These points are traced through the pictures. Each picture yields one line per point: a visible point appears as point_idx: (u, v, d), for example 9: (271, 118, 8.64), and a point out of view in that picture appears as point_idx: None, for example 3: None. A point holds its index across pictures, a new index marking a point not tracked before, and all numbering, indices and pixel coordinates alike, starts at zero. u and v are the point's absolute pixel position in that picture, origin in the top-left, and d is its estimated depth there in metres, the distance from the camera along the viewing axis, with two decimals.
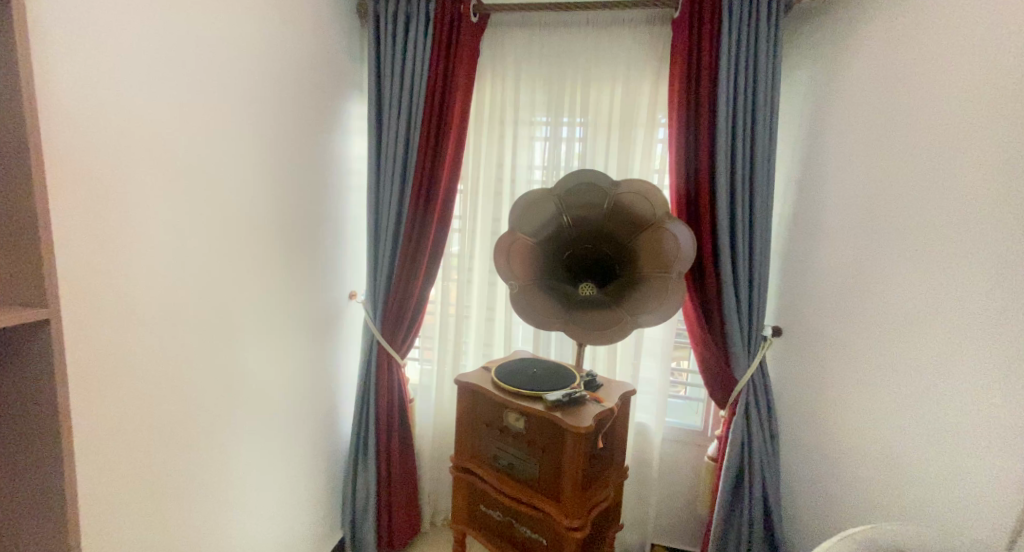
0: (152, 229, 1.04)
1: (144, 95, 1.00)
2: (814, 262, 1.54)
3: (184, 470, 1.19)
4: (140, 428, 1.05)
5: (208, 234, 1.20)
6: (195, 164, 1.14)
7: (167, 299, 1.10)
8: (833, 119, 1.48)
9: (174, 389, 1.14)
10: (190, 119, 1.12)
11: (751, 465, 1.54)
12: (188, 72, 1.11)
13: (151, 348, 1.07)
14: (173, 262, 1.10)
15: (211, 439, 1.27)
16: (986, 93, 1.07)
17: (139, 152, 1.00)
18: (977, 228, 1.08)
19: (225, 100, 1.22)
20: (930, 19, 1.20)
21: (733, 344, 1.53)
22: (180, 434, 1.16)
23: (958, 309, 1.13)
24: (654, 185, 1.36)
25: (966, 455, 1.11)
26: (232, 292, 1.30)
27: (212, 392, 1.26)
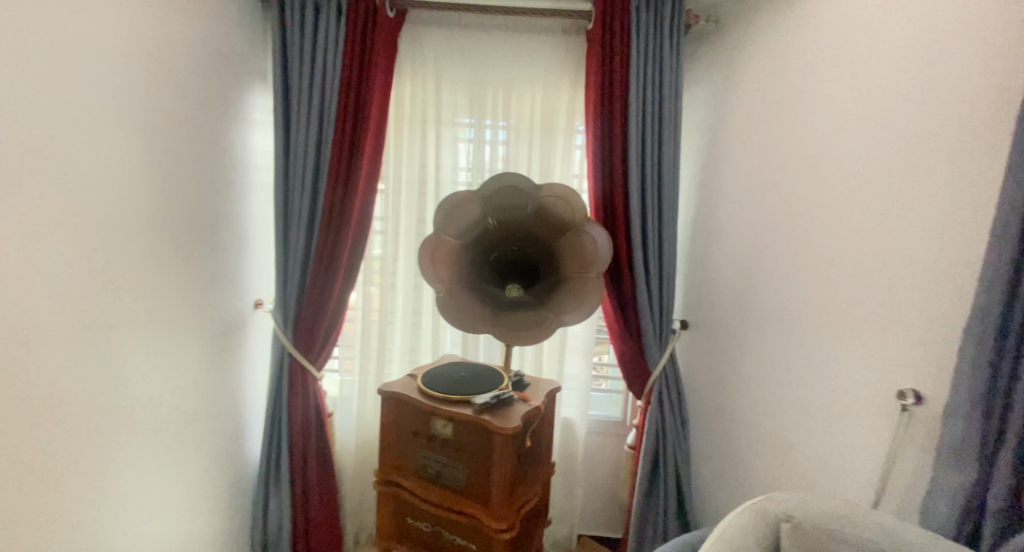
0: (22, 232, 0.87)
1: (12, 70, 0.83)
2: (715, 262, 1.71)
3: (63, 518, 1.00)
4: (9, 471, 0.87)
5: (91, 237, 1.03)
6: (73, 155, 0.97)
7: (41, 314, 0.92)
8: (727, 133, 1.65)
9: (52, 420, 0.96)
10: (67, 103, 0.95)
11: (666, 449, 1.66)
12: (65, 47, 0.94)
13: (24, 373, 0.89)
14: (48, 271, 0.93)
15: (96, 476, 1.08)
16: (851, 117, 1.27)
17: (7, 138, 0.83)
18: (846, 231, 1.28)
19: (110, 82, 1.06)
20: (805, 50, 1.40)
21: (647, 338, 1.63)
22: (57, 474, 0.98)
23: (832, 300, 1.32)
24: (574, 189, 1.41)
25: (845, 423, 1.30)
26: (119, 303, 1.12)
27: (97, 421, 1.08)
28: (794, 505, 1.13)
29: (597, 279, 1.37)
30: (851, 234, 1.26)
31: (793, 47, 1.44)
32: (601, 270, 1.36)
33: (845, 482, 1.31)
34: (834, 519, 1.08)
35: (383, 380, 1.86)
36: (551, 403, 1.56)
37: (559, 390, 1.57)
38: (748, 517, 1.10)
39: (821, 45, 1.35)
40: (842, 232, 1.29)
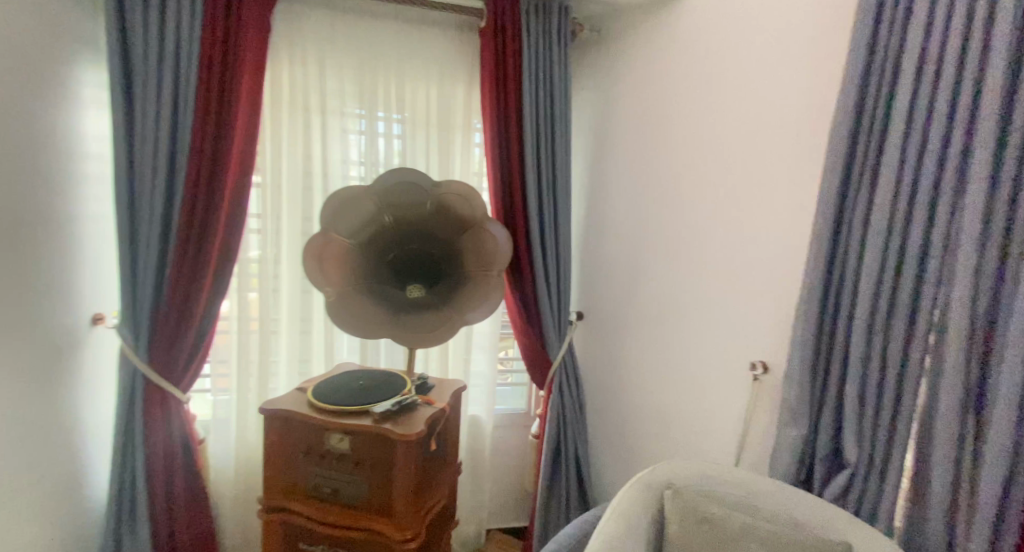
0: None
1: None
2: (604, 256, 1.84)
3: None
4: None
5: None
6: None
7: None
8: (611, 137, 1.78)
9: None
10: None
11: (566, 436, 1.75)
12: None
13: None
14: None
15: None
16: (715, 130, 1.46)
17: None
18: (715, 227, 1.47)
19: None
20: (676, 68, 1.58)
21: (547, 331, 1.69)
22: None
23: (704, 288, 1.51)
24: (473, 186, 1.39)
25: (716, 395, 1.50)
26: None
27: None
28: (676, 473, 1.27)
29: (498, 275, 1.37)
30: (719, 229, 1.46)
31: (668, 62, 1.60)
32: (501, 267, 1.36)
33: (716, 446, 1.50)
34: (708, 479, 1.23)
35: (267, 396, 1.67)
36: (456, 403, 1.54)
37: (464, 389, 1.55)
38: (639, 490, 1.21)
39: (689, 65, 1.54)
40: (712, 228, 1.48)
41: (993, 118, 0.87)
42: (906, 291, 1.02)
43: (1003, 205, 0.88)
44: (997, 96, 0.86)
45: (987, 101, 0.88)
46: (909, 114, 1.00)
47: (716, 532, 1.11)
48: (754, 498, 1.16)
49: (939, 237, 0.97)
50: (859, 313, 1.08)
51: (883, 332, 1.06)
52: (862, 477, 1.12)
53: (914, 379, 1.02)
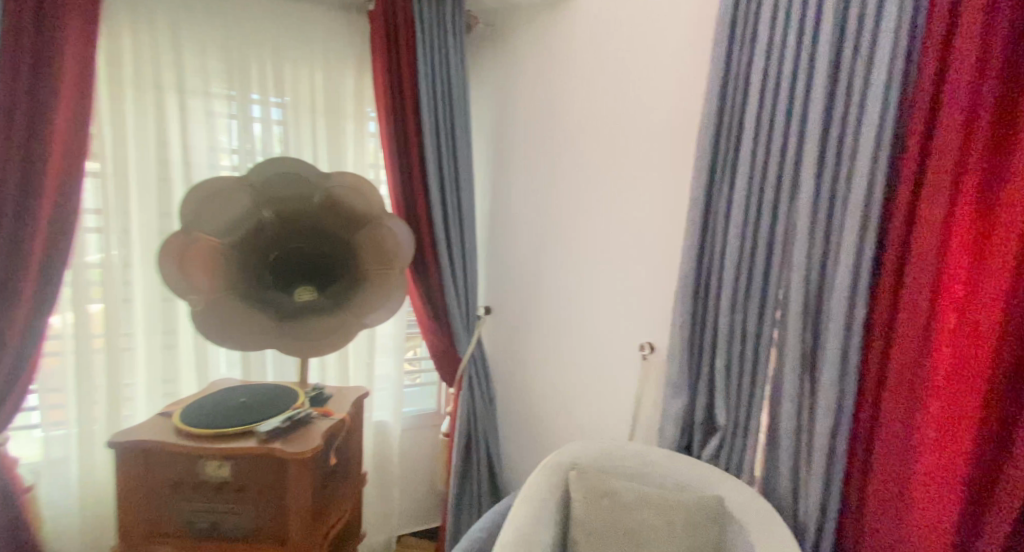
0: None
1: None
2: (506, 250, 1.86)
3: None
4: None
5: None
6: None
7: None
8: (511, 132, 1.80)
9: None
10: None
11: (476, 431, 1.74)
12: None
13: None
14: None
15: None
16: (606, 130, 1.55)
17: None
18: (608, 222, 1.57)
19: None
20: (567, 67, 1.64)
21: (455, 328, 1.66)
22: None
23: (599, 279, 1.61)
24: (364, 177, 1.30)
25: (613, 378, 1.61)
26: None
27: None
28: (582, 455, 1.33)
29: (400, 273, 1.30)
30: (612, 223, 1.56)
31: (562, 60, 1.65)
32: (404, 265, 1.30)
33: (615, 424, 1.62)
34: (605, 457, 1.32)
35: (121, 425, 1.40)
36: (358, 410, 1.44)
37: (366, 396, 1.46)
38: (543, 476, 1.25)
39: (580, 65, 1.61)
40: (607, 223, 1.57)
41: (816, 131, 1.06)
42: (759, 274, 1.19)
43: (825, 201, 1.07)
44: (819, 113, 1.05)
45: (814, 114, 1.05)
46: (757, 121, 1.15)
47: (613, 507, 1.18)
48: (650, 469, 1.27)
49: (783, 228, 1.14)
50: (724, 295, 1.22)
51: (743, 310, 1.22)
52: (732, 438, 1.29)
53: (767, 350, 1.20)
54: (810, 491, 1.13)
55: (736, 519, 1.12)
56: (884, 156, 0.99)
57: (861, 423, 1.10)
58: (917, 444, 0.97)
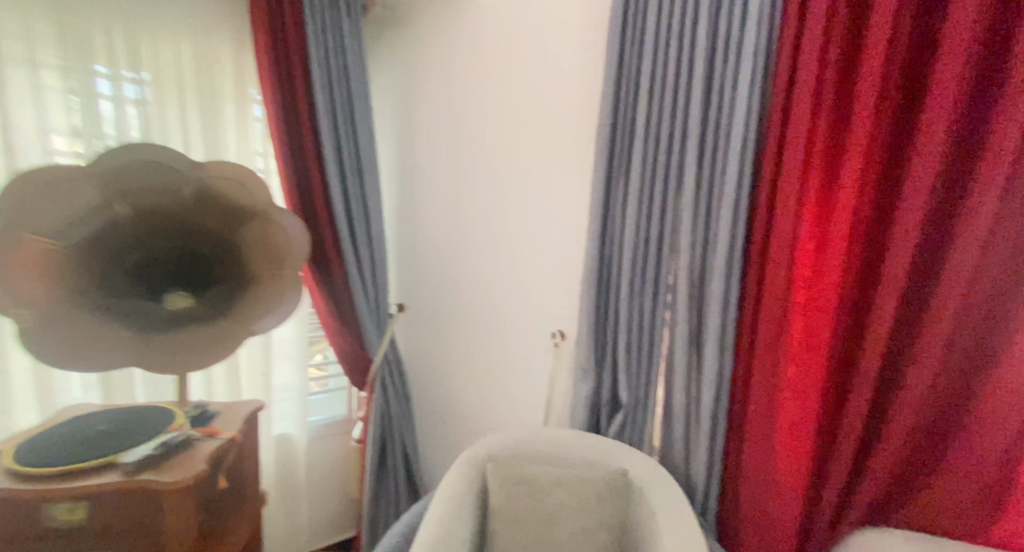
0: None
1: None
2: (417, 244, 1.81)
3: None
4: None
5: None
6: None
7: None
8: (417, 122, 1.74)
9: None
10: None
11: (392, 432, 1.68)
12: None
13: None
14: None
15: None
16: (510, 122, 1.55)
17: None
18: (516, 214, 1.57)
19: None
20: (468, 57, 1.61)
21: (365, 328, 1.56)
22: None
23: (509, 271, 1.62)
24: (248, 168, 1.17)
25: (525, 366, 1.65)
26: None
27: None
28: (497, 448, 1.33)
29: (294, 272, 1.17)
30: (520, 215, 1.57)
31: (463, 49, 1.62)
32: (299, 262, 1.16)
33: (529, 412, 1.66)
34: (519, 445, 1.34)
35: None
36: (252, 421, 1.31)
37: (262, 405, 1.33)
38: (459, 471, 1.24)
39: (481, 55, 1.58)
40: (514, 216, 1.58)
41: (696, 128, 1.15)
42: (653, 261, 1.27)
43: (705, 193, 1.18)
44: (698, 112, 1.14)
45: (694, 112, 1.14)
46: (647, 116, 1.22)
47: (528, 493, 1.21)
48: (563, 453, 1.32)
49: (671, 217, 1.23)
50: (623, 281, 1.30)
51: (641, 295, 1.31)
52: (636, 415, 1.38)
53: (660, 331, 1.29)
54: (700, 454, 1.26)
55: (639, 488, 1.20)
56: (750, 152, 1.11)
57: (739, 391, 1.23)
58: (778, 403, 1.13)
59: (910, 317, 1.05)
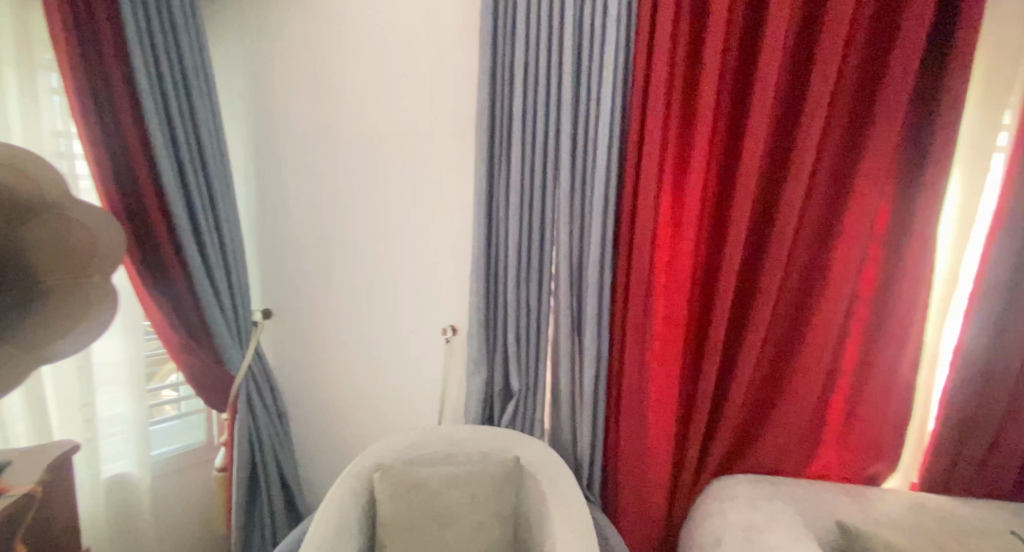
0: None
1: None
2: (286, 242, 1.61)
3: None
4: None
5: None
6: None
7: None
8: (273, 105, 1.53)
9: None
10: None
11: (264, 455, 1.53)
12: None
13: None
14: None
15: None
16: (381, 109, 1.44)
17: None
18: (396, 208, 1.49)
19: None
20: (330, 33, 1.44)
21: (221, 342, 1.37)
22: None
23: (388, 269, 1.54)
24: (31, 154, 0.92)
25: (411, 366, 1.59)
26: None
27: None
28: (383, 456, 1.26)
29: (107, 282, 1.03)
30: (398, 210, 1.49)
31: (323, 25, 1.45)
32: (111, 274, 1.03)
33: (417, 410, 1.62)
34: (413, 448, 1.29)
35: None
36: (65, 467, 1.06)
37: (71, 452, 1.08)
38: (345, 484, 1.16)
39: (346, 32, 1.43)
40: (395, 210, 1.49)
41: (568, 122, 1.18)
42: (536, 253, 1.30)
43: (579, 186, 1.23)
44: (569, 107, 1.18)
45: (566, 108, 1.18)
46: (523, 110, 1.23)
47: (420, 497, 1.16)
48: (451, 451, 1.30)
49: (550, 210, 1.26)
50: (510, 275, 1.30)
51: (526, 286, 1.33)
52: (523, 405, 1.41)
53: (546, 320, 1.33)
54: (584, 432, 1.34)
55: (531, 475, 1.22)
56: (615, 148, 1.18)
57: (615, 371, 1.32)
58: (648, 377, 1.25)
59: (745, 293, 1.23)
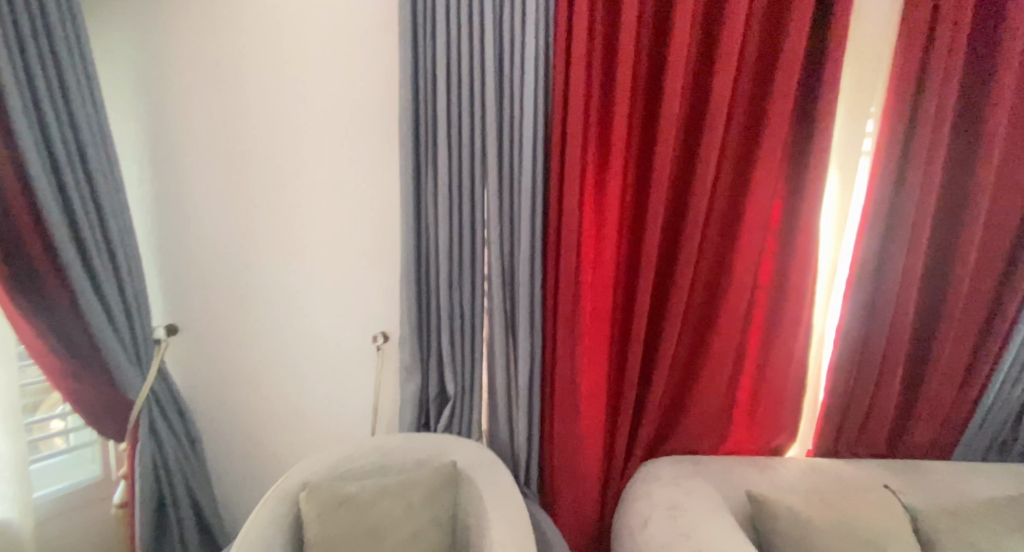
0: None
1: None
2: (191, 252, 1.47)
3: None
4: None
5: None
6: None
7: None
8: (166, 99, 1.37)
9: None
10: None
11: (171, 483, 1.41)
12: None
13: None
14: None
15: None
16: (294, 108, 1.36)
17: None
18: (317, 212, 1.42)
19: None
20: (230, 23, 1.32)
21: (115, 365, 1.23)
22: None
23: (310, 276, 1.47)
24: None
25: (338, 375, 1.54)
26: None
27: None
28: (310, 474, 1.20)
29: None
30: (319, 214, 1.42)
31: (221, 14, 1.32)
32: None
33: (347, 420, 1.57)
34: (343, 462, 1.24)
35: None
36: None
37: None
38: (268, 507, 1.09)
39: (249, 23, 1.32)
40: (316, 215, 1.42)
41: (492, 122, 1.18)
42: (467, 255, 1.28)
43: (506, 186, 1.23)
44: (493, 108, 1.17)
45: (490, 109, 1.17)
46: (448, 110, 1.20)
47: (352, 512, 1.10)
48: (384, 461, 1.26)
49: (479, 212, 1.26)
50: (441, 278, 1.28)
51: (458, 289, 1.31)
52: (458, 408, 1.40)
53: (480, 322, 1.33)
54: (520, 429, 1.36)
55: (467, 479, 1.22)
56: (539, 149, 1.20)
57: (547, 367, 1.35)
58: (578, 372, 1.30)
59: (663, 284, 1.31)
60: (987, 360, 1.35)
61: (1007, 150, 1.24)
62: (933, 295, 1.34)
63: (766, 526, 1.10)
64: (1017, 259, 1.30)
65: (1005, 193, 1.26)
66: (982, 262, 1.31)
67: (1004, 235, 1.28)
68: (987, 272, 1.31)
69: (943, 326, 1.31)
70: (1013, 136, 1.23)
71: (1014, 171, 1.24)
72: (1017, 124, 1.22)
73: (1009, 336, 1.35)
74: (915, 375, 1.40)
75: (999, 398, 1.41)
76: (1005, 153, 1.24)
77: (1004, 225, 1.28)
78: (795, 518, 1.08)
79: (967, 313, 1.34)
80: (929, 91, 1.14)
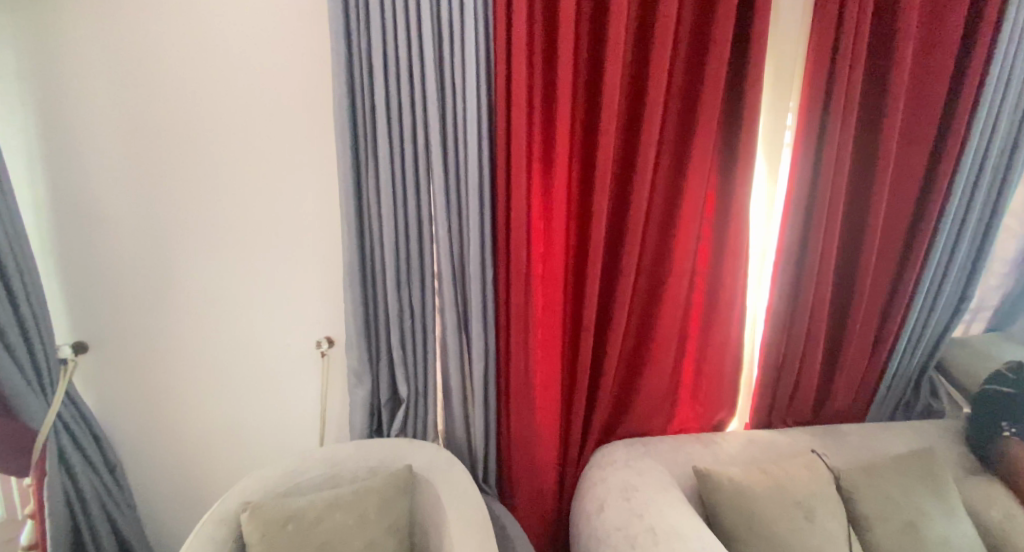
0: None
1: None
2: (99, 262, 1.32)
3: None
4: None
5: None
6: None
7: None
8: (54, 91, 1.19)
9: None
10: None
11: (87, 515, 1.29)
12: None
13: None
14: None
15: None
16: (216, 104, 1.25)
17: None
18: (248, 214, 1.32)
19: None
20: (130, 5, 1.16)
21: (16, 396, 1.08)
22: None
23: (243, 283, 1.37)
24: None
25: (281, 385, 1.46)
26: None
27: None
28: (251, 492, 1.13)
29: None
30: (250, 218, 1.33)
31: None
32: None
33: (293, 428, 1.50)
34: (288, 477, 1.18)
35: None
36: None
37: None
38: (205, 534, 1.01)
39: (154, 8, 1.17)
40: (247, 217, 1.32)
41: (434, 115, 1.14)
42: (414, 252, 1.24)
43: (452, 182, 1.21)
44: (434, 100, 1.13)
45: (432, 102, 1.13)
46: (387, 103, 1.14)
47: (300, 529, 1.03)
48: (333, 470, 1.21)
49: (426, 209, 1.22)
50: (388, 278, 1.23)
51: (407, 288, 1.27)
52: (410, 410, 1.36)
53: (432, 321, 1.31)
54: (476, 426, 1.35)
55: (424, 481, 1.19)
56: (484, 143, 1.18)
57: (501, 363, 1.35)
58: (532, 365, 1.30)
59: (609, 273, 1.35)
60: (892, 330, 1.51)
61: (902, 142, 1.38)
62: (846, 271, 1.48)
63: (711, 499, 1.16)
64: (914, 238, 1.46)
65: (902, 181, 1.40)
66: (885, 243, 1.45)
67: (902, 219, 1.43)
68: (890, 247, 1.45)
69: (855, 300, 1.44)
70: (906, 131, 1.37)
71: (909, 160, 1.39)
72: (909, 118, 1.36)
73: (909, 308, 1.51)
74: (834, 347, 1.54)
75: (902, 364, 1.58)
76: (901, 144, 1.38)
77: (901, 209, 1.42)
78: (736, 489, 1.14)
79: (874, 287, 1.48)
80: (838, 85, 1.24)
